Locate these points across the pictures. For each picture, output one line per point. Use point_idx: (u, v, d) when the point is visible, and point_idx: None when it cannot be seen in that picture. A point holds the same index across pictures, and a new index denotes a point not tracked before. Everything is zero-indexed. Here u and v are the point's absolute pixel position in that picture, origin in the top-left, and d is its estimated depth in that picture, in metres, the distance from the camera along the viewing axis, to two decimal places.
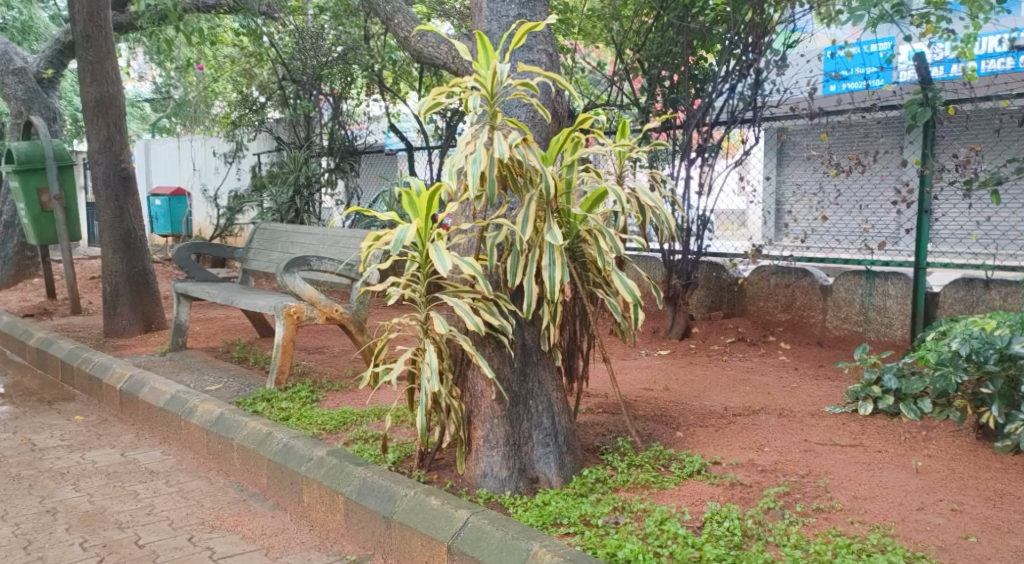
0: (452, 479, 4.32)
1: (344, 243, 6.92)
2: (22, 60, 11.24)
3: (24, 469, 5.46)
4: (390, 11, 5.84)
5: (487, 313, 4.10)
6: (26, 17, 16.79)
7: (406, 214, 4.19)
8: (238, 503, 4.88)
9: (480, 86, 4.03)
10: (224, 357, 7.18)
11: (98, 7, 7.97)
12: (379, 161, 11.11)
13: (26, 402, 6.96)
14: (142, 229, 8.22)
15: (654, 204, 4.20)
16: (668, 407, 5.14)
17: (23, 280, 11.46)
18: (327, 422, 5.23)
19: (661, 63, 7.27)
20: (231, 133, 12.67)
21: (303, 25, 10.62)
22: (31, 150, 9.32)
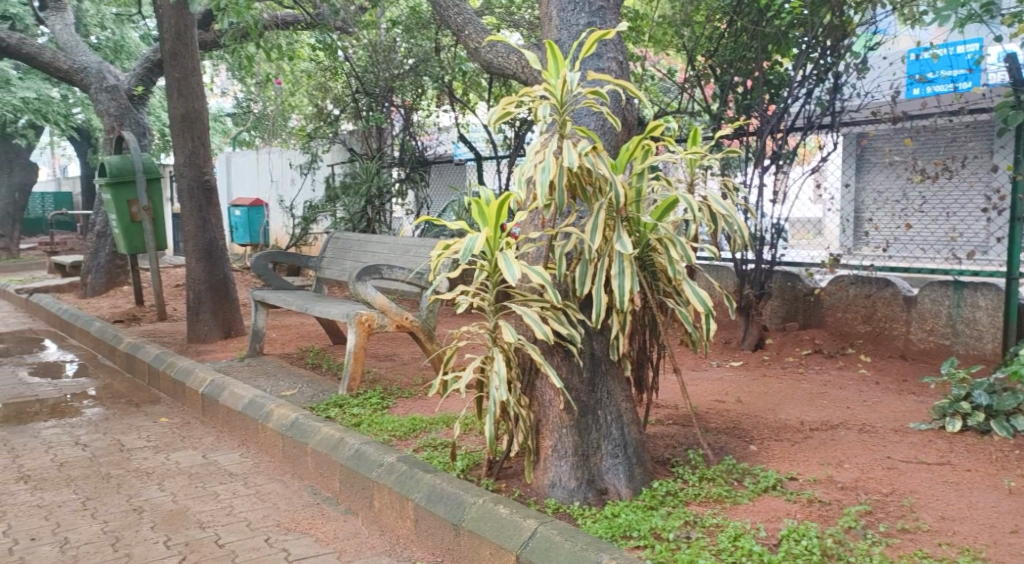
0: (521, 488, 4.30)
1: (415, 252, 6.98)
2: (115, 78, 11.67)
3: (113, 469, 5.63)
4: (461, 23, 5.84)
5: (556, 322, 4.06)
6: (118, 36, 17.42)
7: (475, 223, 4.21)
8: (312, 507, 4.94)
9: (550, 95, 4.02)
10: (299, 364, 7.30)
11: (185, 25, 8.22)
12: (449, 171, 11.61)
13: (115, 404, 7.19)
14: (223, 238, 8.44)
15: (727, 212, 4.11)
16: (742, 419, 5.04)
17: (114, 287, 11.87)
18: (398, 428, 5.27)
19: (734, 69, 7.18)
20: (307, 145, 12.75)
21: (377, 39, 10.78)
22: (122, 164, 9.61)
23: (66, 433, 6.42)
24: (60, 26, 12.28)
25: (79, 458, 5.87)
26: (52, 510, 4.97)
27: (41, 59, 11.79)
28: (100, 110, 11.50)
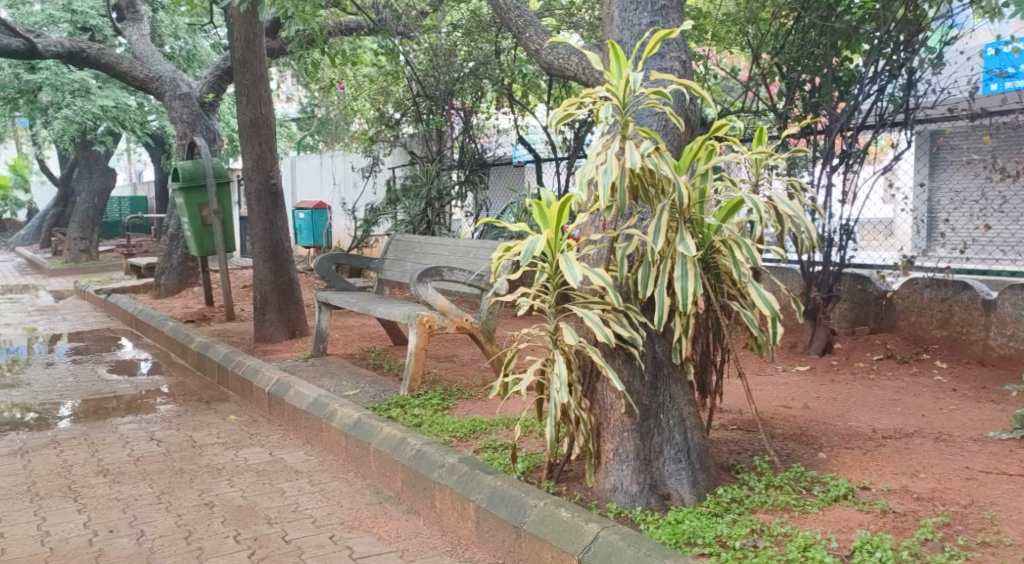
0: (582, 492, 4.26)
1: (474, 254, 7.00)
2: (188, 86, 11.95)
3: (185, 464, 5.75)
4: (521, 25, 5.82)
5: (617, 325, 4.02)
6: (190, 45, 17.80)
7: (536, 225, 4.19)
8: (375, 506, 4.97)
9: (613, 96, 3.98)
10: (362, 364, 7.37)
11: (254, 33, 8.34)
12: (509, 173, 11.59)
13: (187, 401, 7.35)
14: (289, 240, 8.57)
15: (794, 213, 4.00)
16: (810, 426, 4.93)
17: (186, 288, 12.14)
18: (458, 429, 5.28)
19: (801, 66, 7.03)
20: (368, 149, 12.95)
21: (437, 43, 10.81)
22: (193, 168, 9.80)
23: (141, 429, 6.58)
24: (136, 36, 12.60)
25: (152, 453, 6.01)
26: (127, 503, 5.09)
27: (118, 68, 12.12)
28: (173, 117, 11.78)
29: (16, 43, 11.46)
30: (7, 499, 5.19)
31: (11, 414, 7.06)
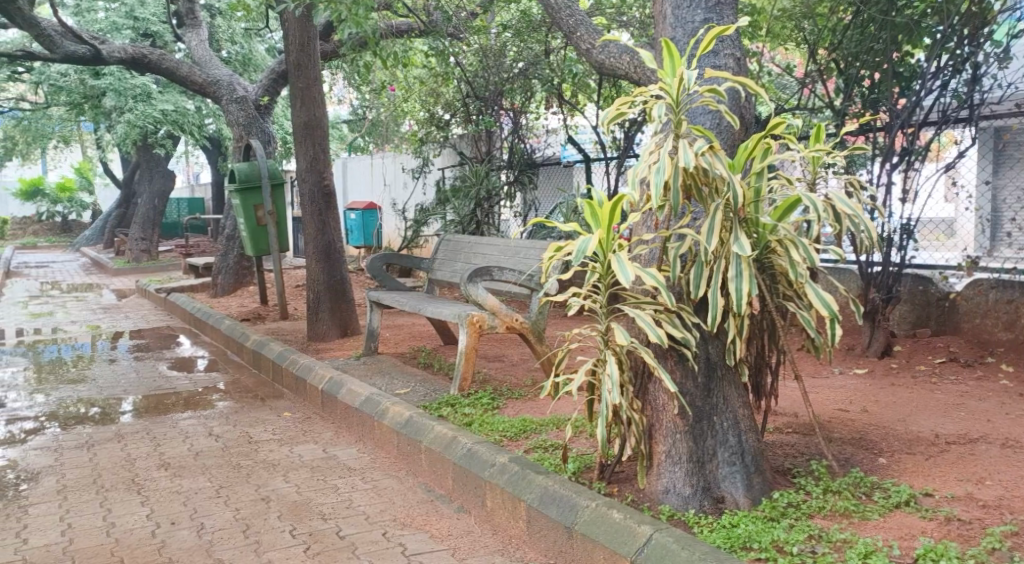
0: (634, 494, 4.23)
1: (524, 254, 7.00)
2: (244, 89, 12.13)
3: (242, 460, 5.84)
4: (572, 25, 5.79)
5: (670, 325, 3.98)
6: (246, 50, 18.07)
7: (588, 225, 4.17)
8: (427, 504, 4.99)
9: (666, 94, 3.94)
10: (413, 363, 7.41)
11: (309, 37, 8.43)
12: (558, 173, 11.51)
13: (243, 398, 7.46)
14: (341, 240, 8.66)
15: (852, 212, 3.93)
16: (869, 430, 4.83)
17: (242, 287, 12.34)
18: (508, 429, 5.28)
19: (860, 62, 6.89)
20: (418, 149, 13.03)
21: (488, 44, 10.81)
22: (249, 170, 9.95)
23: (200, 424, 6.70)
24: (195, 42, 12.83)
25: (211, 448, 6.11)
26: (188, 496, 5.19)
27: (178, 72, 12.35)
28: (230, 120, 11.99)
29: (80, 50, 11.85)
30: (74, 490, 5.33)
31: (77, 408, 7.25)
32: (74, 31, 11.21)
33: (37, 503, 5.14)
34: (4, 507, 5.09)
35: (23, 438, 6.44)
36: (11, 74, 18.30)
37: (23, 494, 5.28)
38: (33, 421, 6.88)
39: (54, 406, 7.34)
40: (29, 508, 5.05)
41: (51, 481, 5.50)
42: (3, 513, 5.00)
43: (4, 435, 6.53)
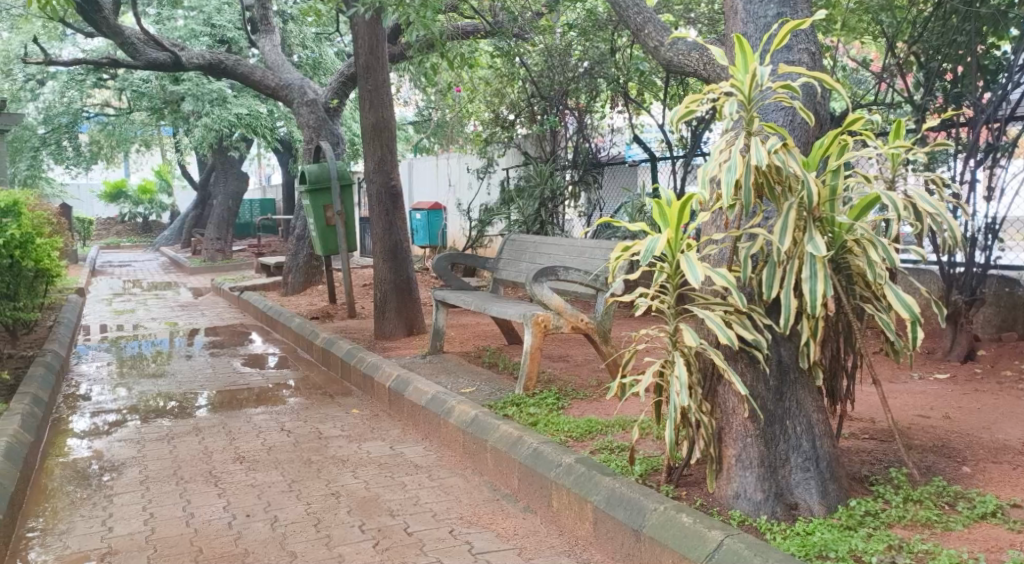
0: (703, 498, 4.15)
1: (589, 254, 6.94)
2: (314, 92, 12.38)
3: (313, 455, 5.92)
4: (640, 22, 5.66)
5: (740, 327, 3.90)
6: (317, 54, 18.35)
7: (656, 225, 4.10)
8: (493, 503, 4.98)
9: (738, 91, 3.86)
10: (477, 362, 7.42)
11: (377, 40, 8.51)
12: (623, 173, 11.26)
13: (313, 395, 7.56)
14: (408, 240, 8.72)
15: (935, 211, 3.77)
16: (951, 437, 4.67)
17: (311, 286, 12.53)
18: (574, 429, 5.25)
19: (941, 56, 6.65)
20: (483, 150, 13.05)
21: (553, 43, 10.79)
22: (319, 171, 10.09)
23: (273, 420, 6.81)
24: (269, 47, 13.06)
25: (283, 443, 6.21)
26: (262, 490, 5.27)
27: (252, 77, 12.58)
28: (301, 123, 12.20)
29: (162, 56, 11.77)
30: (154, 481, 5.47)
31: (156, 402, 7.44)
32: (156, 38, 11.14)
33: (120, 493, 5.29)
34: (90, 496, 5.24)
35: (107, 430, 6.63)
36: (95, 80, 18.94)
37: (107, 484, 5.44)
38: (115, 414, 7.09)
39: (135, 400, 7.55)
40: (113, 498, 5.20)
41: (133, 472, 5.65)
42: (88, 502, 5.15)
43: (89, 426, 6.73)
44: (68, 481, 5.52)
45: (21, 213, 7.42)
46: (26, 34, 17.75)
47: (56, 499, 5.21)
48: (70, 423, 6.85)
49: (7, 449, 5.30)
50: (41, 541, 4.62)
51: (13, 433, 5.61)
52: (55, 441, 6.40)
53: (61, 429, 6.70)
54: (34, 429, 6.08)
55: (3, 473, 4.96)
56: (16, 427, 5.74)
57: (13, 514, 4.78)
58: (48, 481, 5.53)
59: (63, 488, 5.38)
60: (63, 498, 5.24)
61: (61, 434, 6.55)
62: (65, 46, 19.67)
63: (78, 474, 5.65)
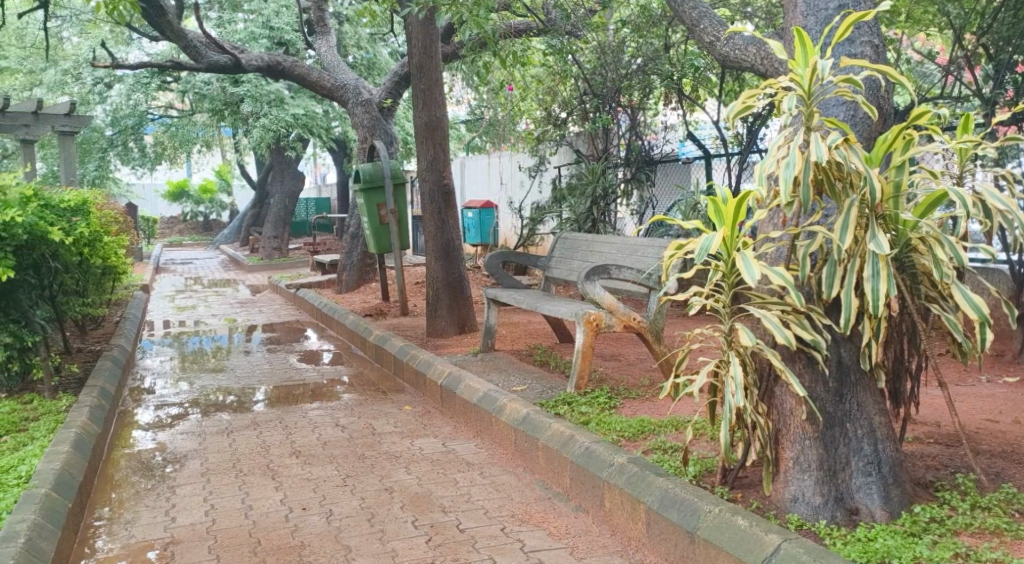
0: (758, 500, 4.08)
1: (642, 253, 6.86)
2: (369, 92, 12.49)
3: (366, 450, 5.95)
4: (696, 17, 5.57)
5: (799, 327, 3.82)
6: (371, 54, 18.51)
7: (711, 223, 4.03)
8: (545, 501, 4.96)
9: (797, 86, 3.78)
10: (529, 360, 7.39)
11: (431, 38, 8.53)
12: (676, 170, 11.29)
13: (366, 391, 7.61)
14: (460, 238, 8.74)
15: (1006, 207, 3.64)
16: (1021, 442, 4.52)
17: (365, 283, 12.63)
18: (626, 428, 5.20)
19: (1013, 46, 6.49)
20: (535, 148, 13.03)
21: (606, 41, 10.72)
22: (373, 170, 10.16)
23: (328, 415, 6.87)
24: (325, 48, 13.18)
25: (338, 438, 6.26)
26: (317, 484, 5.31)
27: (309, 78, 12.71)
28: (355, 122, 12.34)
29: (223, 58, 11.86)
30: (214, 473, 5.55)
31: (216, 396, 7.56)
32: (217, 41, 11.24)
33: (183, 484, 5.37)
34: (154, 487, 5.34)
35: (170, 423, 6.75)
36: (160, 83, 19.24)
37: (170, 475, 5.54)
38: (177, 407, 7.22)
39: (196, 394, 7.68)
40: (176, 489, 5.29)
41: (195, 464, 5.74)
42: (153, 492, 5.25)
43: (153, 419, 6.86)
44: (133, 472, 5.63)
45: (91, 211, 7.51)
46: (93, 38, 18.19)
47: (122, 489, 5.32)
48: (135, 415, 6.99)
49: (76, 439, 5.42)
50: (107, 529, 4.72)
51: (82, 424, 5.74)
52: (120, 432, 6.54)
53: (127, 421, 6.84)
54: (102, 421, 6.22)
55: (72, 463, 5.07)
56: (85, 419, 5.87)
57: (81, 502, 4.88)
58: (114, 472, 5.65)
59: (128, 478, 5.49)
60: (129, 488, 5.34)
61: (127, 425, 6.69)
62: (131, 51, 20.12)
63: (142, 465, 5.76)
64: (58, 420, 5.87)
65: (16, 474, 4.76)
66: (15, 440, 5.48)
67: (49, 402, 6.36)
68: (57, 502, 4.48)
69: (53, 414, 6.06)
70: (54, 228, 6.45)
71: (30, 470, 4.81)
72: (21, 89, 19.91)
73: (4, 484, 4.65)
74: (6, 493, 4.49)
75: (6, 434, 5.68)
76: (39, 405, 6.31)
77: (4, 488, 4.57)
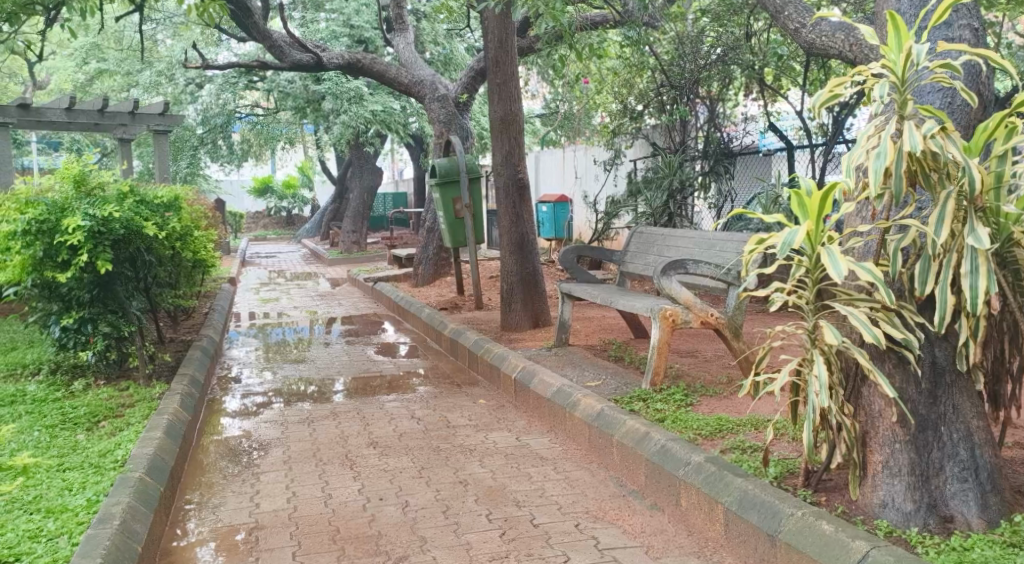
0: (844, 505, 3.93)
1: (720, 248, 6.68)
2: (445, 87, 12.57)
3: (442, 443, 5.95)
4: (780, 3, 5.36)
5: (889, 325, 3.65)
6: (448, 50, 18.60)
7: (795, 216, 3.87)
8: (619, 499, 4.86)
9: (890, 73, 3.62)
10: (603, 355, 7.30)
11: (507, 32, 8.47)
12: (756, 162, 11.01)
13: (442, 384, 7.62)
14: (535, 232, 8.69)
15: None
16: None
17: (440, 277, 12.69)
18: (704, 426, 5.07)
19: None
20: (610, 141, 12.85)
21: (684, 31, 10.56)
22: (449, 165, 10.17)
23: (404, 407, 6.89)
24: (403, 45, 13.26)
25: (414, 429, 6.27)
26: (394, 475, 5.32)
27: (387, 75, 12.81)
28: (432, 117, 12.40)
29: (306, 57, 11.91)
30: (295, 461, 5.61)
31: (298, 386, 7.68)
32: (302, 40, 11.39)
33: (267, 471, 5.45)
34: (240, 472, 5.43)
35: (256, 411, 6.87)
36: (247, 82, 19.68)
37: (255, 462, 5.62)
38: (262, 396, 7.35)
39: (280, 383, 7.81)
40: (261, 475, 5.36)
41: (279, 451, 5.82)
42: (239, 478, 5.33)
43: (240, 407, 7.00)
44: (221, 457, 5.74)
45: (183, 207, 7.66)
46: (184, 40, 18.70)
47: (210, 474, 5.42)
48: (223, 403, 7.13)
49: (168, 425, 5.54)
50: (196, 513, 4.80)
51: (174, 411, 5.87)
52: (209, 419, 6.68)
53: (216, 408, 7.00)
54: (192, 408, 6.36)
55: (164, 448, 5.18)
56: (177, 406, 6.00)
57: (172, 486, 4.98)
58: (203, 457, 5.76)
59: (217, 464, 5.60)
60: (217, 472, 5.45)
61: (215, 413, 6.83)
62: (220, 51, 20.67)
63: (230, 451, 5.87)
64: (151, 407, 6.02)
65: (112, 458, 4.88)
66: (111, 425, 5.64)
67: (144, 389, 6.54)
68: (151, 486, 4.58)
69: (147, 401, 6.21)
70: (149, 222, 6.62)
71: (125, 454, 4.93)
72: (118, 89, 20.61)
73: (101, 467, 4.77)
74: (103, 476, 4.61)
75: (105, 419, 5.86)
76: (134, 392, 6.48)
77: (101, 472, 4.69)
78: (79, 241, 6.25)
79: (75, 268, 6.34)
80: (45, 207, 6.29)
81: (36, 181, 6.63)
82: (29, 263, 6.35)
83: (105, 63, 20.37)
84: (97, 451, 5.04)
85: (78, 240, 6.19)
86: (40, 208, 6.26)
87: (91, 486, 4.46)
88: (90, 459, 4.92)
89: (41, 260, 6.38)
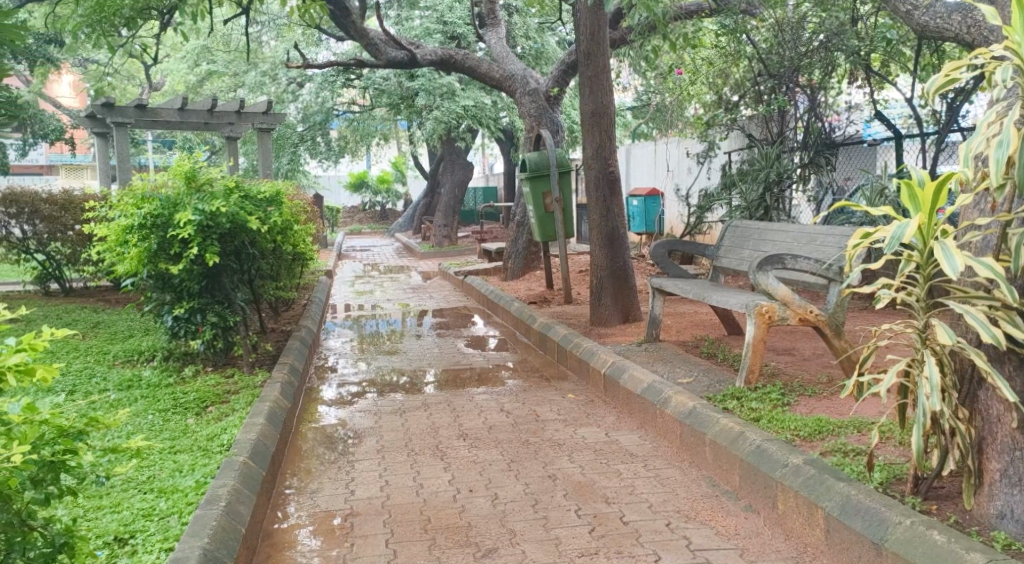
0: (957, 514, 3.70)
1: (821, 242, 6.43)
2: (537, 82, 12.52)
3: (531, 437, 5.88)
4: None
5: (1009, 325, 3.42)
6: (540, 45, 18.55)
7: (905, 208, 3.64)
8: (712, 499, 4.71)
9: (1013, 56, 3.36)
10: (696, 352, 7.11)
11: (598, 24, 8.32)
12: (859, 153, 10.70)
13: (531, 377, 7.57)
14: (626, 226, 8.53)
15: None
16: None
17: (531, 271, 12.65)
18: (802, 427, 4.87)
19: None
20: (705, 133, 12.49)
21: (785, 18, 10.26)
22: (539, 159, 10.09)
23: (493, 400, 6.86)
24: (495, 40, 13.23)
25: (503, 423, 6.23)
26: (484, 467, 5.29)
27: (479, 70, 12.79)
28: (523, 111, 12.36)
29: (401, 55, 11.95)
30: (388, 451, 5.63)
31: (390, 376, 7.74)
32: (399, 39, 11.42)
33: (361, 459, 5.48)
34: (336, 459, 5.48)
35: (351, 401, 6.93)
36: (344, 81, 20.05)
37: (351, 450, 5.67)
38: (357, 385, 7.43)
39: (374, 373, 7.89)
40: (355, 463, 5.39)
41: (372, 441, 5.85)
42: (335, 465, 5.38)
43: (336, 396, 7.08)
44: (318, 444, 5.81)
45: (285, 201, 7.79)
46: (287, 40, 19.19)
47: (309, 460, 5.48)
48: (320, 392, 7.24)
49: (270, 412, 5.61)
50: (295, 498, 4.84)
51: (275, 398, 5.95)
52: (307, 407, 6.77)
53: (314, 396, 7.10)
54: (292, 396, 6.46)
55: (266, 434, 5.25)
56: (278, 393, 6.10)
57: (273, 472, 5.04)
58: (302, 444, 5.85)
59: (314, 451, 5.67)
60: (315, 459, 5.50)
61: (313, 401, 6.92)
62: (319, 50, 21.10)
63: (327, 438, 5.93)
64: (254, 394, 6.12)
65: (219, 442, 4.97)
66: (218, 411, 5.77)
67: (248, 377, 6.67)
68: (254, 470, 4.63)
69: (250, 388, 6.34)
70: (253, 217, 6.78)
71: (230, 439, 5.01)
72: (225, 89, 21.25)
73: (209, 451, 4.87)
74: (210, 459, 4.69)
75: (212, 405, 5.99)
76: (239, 378, 6.63)
77: (209, 455, 4.78)
78: (190, 234, 6.45)
79: (186, 260, 6.55)
80: (159, 203, 6.50)
81: (150, 177, 6.79)
82: (145, 256, 6.54)
83: (215, 65, 21.03)
84: (205, 435, 5.16)
85: (188, 234, 6.40)
86: (155, 203, 6.48)
87: (199, 469, 4.55)
88: (198, 442, 5.03)
89: (155, 253, 6.60)
